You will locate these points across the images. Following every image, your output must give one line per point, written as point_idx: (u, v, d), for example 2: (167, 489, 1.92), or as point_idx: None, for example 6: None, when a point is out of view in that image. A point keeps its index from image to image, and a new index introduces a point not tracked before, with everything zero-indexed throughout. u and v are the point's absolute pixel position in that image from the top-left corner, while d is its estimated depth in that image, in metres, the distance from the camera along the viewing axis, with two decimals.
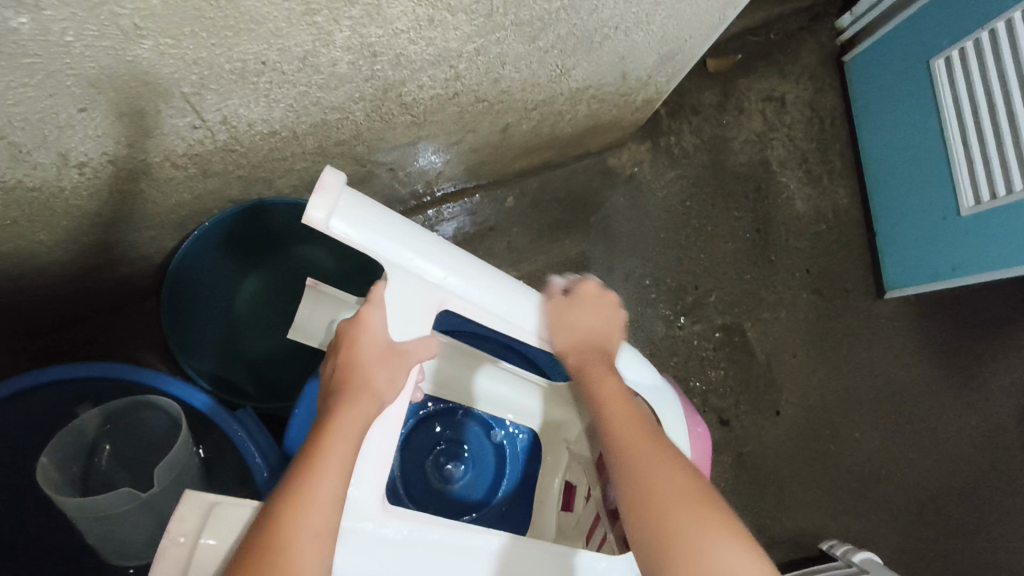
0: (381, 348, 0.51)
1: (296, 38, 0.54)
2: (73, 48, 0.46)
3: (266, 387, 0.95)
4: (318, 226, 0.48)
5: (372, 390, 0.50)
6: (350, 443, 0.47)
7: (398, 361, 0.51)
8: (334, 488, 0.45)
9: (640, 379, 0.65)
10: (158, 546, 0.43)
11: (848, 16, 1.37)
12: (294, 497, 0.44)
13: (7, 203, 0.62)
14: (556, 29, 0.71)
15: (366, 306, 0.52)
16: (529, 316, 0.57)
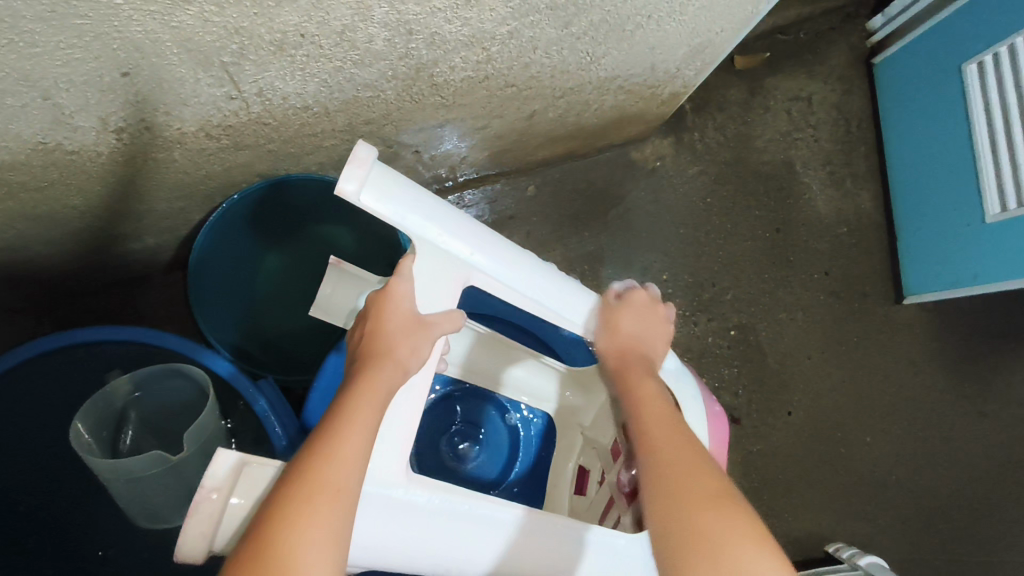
0: (408, 318, 0.52)
1: (335, 11, 0.54)
2: (121, 10, 0.46)
3: (285, 361, 0.97)
4: (350, 198, 0.49)
5: (398, 356, 0.51)
6: (376, 405, 0.48)
7: (424, 333, 0.52)
8: (357, 447, 0.46)
9: (659, 361, 0.66)
10: (193, 502, 0.44)
11: (879, 17, 1.36)
12: (318, 452, 0.45)
13: (46, 165, 0.64)
14: (589, 15, 0.71)
15: (395, 278, 0.54)
16: (549, 295, 0.59)
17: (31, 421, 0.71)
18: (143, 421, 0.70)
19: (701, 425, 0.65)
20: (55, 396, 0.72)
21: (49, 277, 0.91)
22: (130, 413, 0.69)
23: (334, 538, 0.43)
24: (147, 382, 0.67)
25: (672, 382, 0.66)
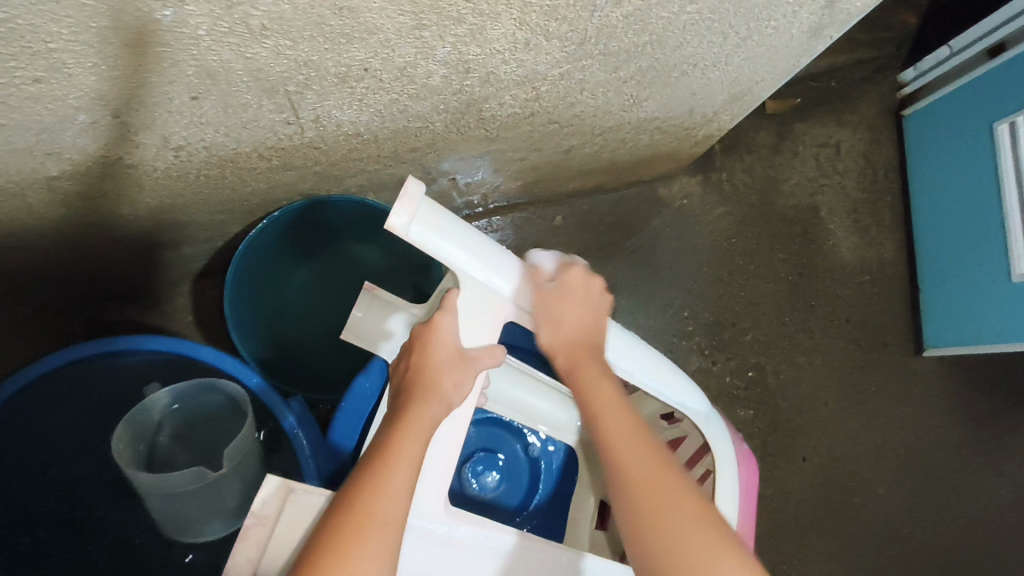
0: (452, 353, 0.54)
1: (400, 49, 0.56)
2: (203, 43, 0.48)
3: (308, 375, 0.98)
4: (399, 232, 0.50)
5: (444, 389, 0.52)
6: (422, 440, 0.50)
7: (467, 367, 0.54)
8: (404, 479, 0.48)
9: (689, 402, 0.66)
10: (243, 525, 0.48)
11: (911, 71, 1.37)
12: (370, 484, 0.47)
13: (102, 176, 0.65)
14: (639, 62, 0.72)
15: (441, 312, 0.54)
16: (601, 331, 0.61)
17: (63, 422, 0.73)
18: (177, 435, 0.71)
19: (732, 467, 0.66)
20: (95, 399, 0.74)
21: (88, 278, 0.93)
22: (164, 426, 0.70)
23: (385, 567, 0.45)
24: (185, 396, 0.68)
25: (702, 425, 0.67)
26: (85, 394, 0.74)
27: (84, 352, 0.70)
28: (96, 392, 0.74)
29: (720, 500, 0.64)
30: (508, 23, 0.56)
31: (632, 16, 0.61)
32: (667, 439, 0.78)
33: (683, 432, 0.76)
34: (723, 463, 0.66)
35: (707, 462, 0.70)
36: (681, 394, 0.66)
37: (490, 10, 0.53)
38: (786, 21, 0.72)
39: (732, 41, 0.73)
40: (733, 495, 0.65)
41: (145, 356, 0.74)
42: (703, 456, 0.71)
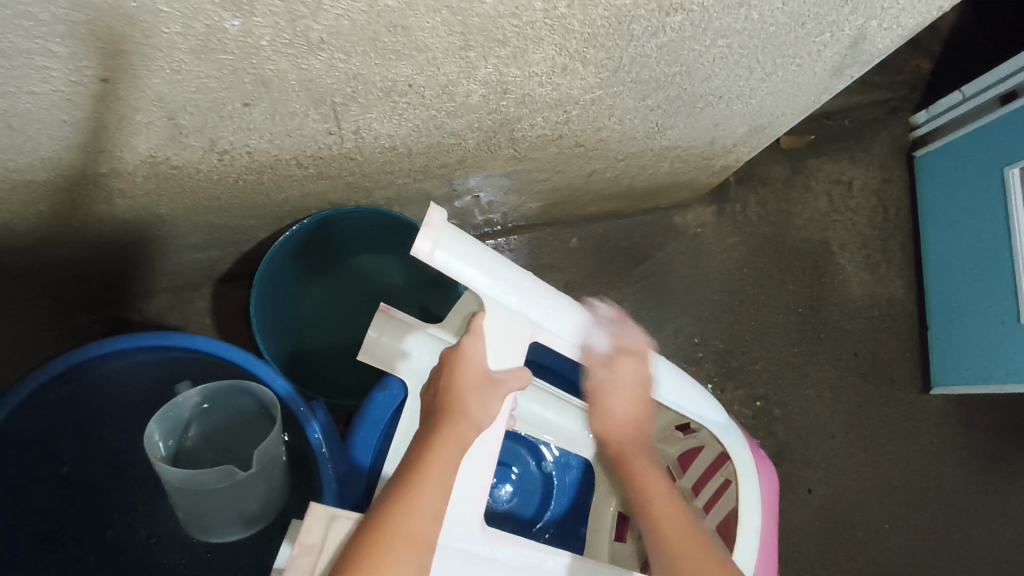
0: (484, 377, 0.56)
1: (445, 68, 0.58)
2: (263, 51, 0.50)
3: (316, 377, 1.00)
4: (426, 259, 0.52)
5: (476, 414, 0.54)
6: (451, 463, 0.52)
7: (493, 390, 0.56)
8: (431, 506, 0.50)
9: (706, 413, 0.68)
10: (290, 555, 0.48)
11: (923, 113, 1.40)
12: (402, 506, 0.49)
13: (147, 176, 0.67)
14: (667, 91, 0.75)
15: (471, 335, 0.57)
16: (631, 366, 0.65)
17: (89, 414, 0.75)
18: (202, 435, 0.73)
19: (753, 478, 0.66)
20: (121, 396, 0.76)
21: (117, 275, 0.95)
22: (191, 426, 0.71)
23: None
24: (214, 396, 0.69)
25: (721, 435, 0.68)
26: (65, 408, 0.72)
27: (52, 373, 0.67)
28: (78, 401, 0.73)
29: (745, 508, 0.65)
30: (549, 48, 0.59)
31: (666, 46, 0.64)
32: (684, 450, 0.79)
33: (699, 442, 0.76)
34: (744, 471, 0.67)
35: (727, 472, 0.71)
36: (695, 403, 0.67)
37: (534, 35, 0.56)
38: (811, 58, 0.74)
39: (757, 75, 0.76)
40: (756, 504, 0.65)
41: (112, 360, 0.72)
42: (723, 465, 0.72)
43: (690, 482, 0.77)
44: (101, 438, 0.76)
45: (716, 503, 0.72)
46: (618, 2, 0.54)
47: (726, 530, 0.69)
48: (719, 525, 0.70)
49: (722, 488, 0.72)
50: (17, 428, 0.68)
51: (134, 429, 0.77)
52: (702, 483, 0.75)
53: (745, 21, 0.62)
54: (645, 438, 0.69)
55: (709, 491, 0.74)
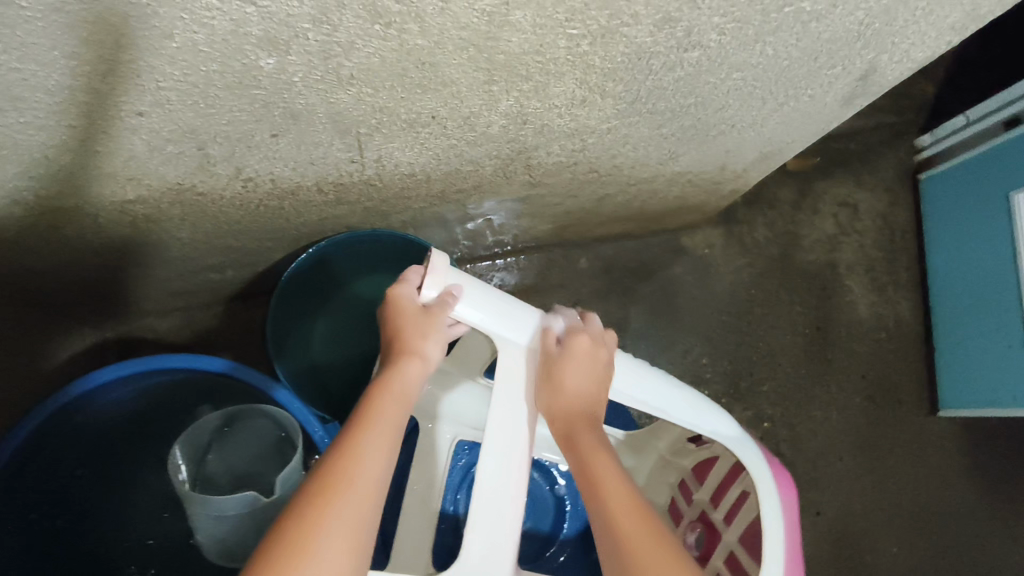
0: (414, 309, 0.57)
1: (469, 101, 0.60)
2: (295, 86, 0.52)
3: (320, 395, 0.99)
4: (436, 305, 0.56)
5: (419, 349, 0.58)
6: (392, 421, 0.54)
7: (424, 320, 0.56)
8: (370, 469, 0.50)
9: (717, 425, 0.65)
10: None
11: (928, 136, 1.41)
12: (333, 466, 0.50)
13: (172, 203, 0.69)
14: (681, 121, 0.76)
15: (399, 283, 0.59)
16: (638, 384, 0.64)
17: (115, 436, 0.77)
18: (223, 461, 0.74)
19: (772, 488, 0.62)
20: (136, 424, 0.78)
21: (135, 295, 0.96)
22: (211, 451, 0.73)
23: (349, 544, 0.46)
24: (234, 419, 0.72)
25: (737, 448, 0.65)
26: (90, 430, 0.75)
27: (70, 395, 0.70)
28: (88, 432, 0.75)
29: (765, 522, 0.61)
30: (570, 82, 0.60)
31: (683, 79, 0.65)
32: (699, 461, 0.76)
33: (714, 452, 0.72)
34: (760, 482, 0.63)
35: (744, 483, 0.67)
36: (697, 416, 0.65)
37: (556, 70, 0.57)
38: (823, 89, 0.76)
39: (769, 105, 0.77)
40: (777, 515, 0.61)
41: (105, 393, 0.73)
42: (739, 476, 0.68)
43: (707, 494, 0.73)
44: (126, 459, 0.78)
45: (735, 517, 0.68)
46: (639, 40, 0.55)
47: (748, 544, 0.65)
48: (740, 540, 0.66)
49: (741, 502, 0.68)
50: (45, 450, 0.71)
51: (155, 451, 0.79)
52: (720, 495, 0.71)
53: (760, 55, 0.63)
54: (592, 416, 0.61)
55: (727, 503, 0.70)
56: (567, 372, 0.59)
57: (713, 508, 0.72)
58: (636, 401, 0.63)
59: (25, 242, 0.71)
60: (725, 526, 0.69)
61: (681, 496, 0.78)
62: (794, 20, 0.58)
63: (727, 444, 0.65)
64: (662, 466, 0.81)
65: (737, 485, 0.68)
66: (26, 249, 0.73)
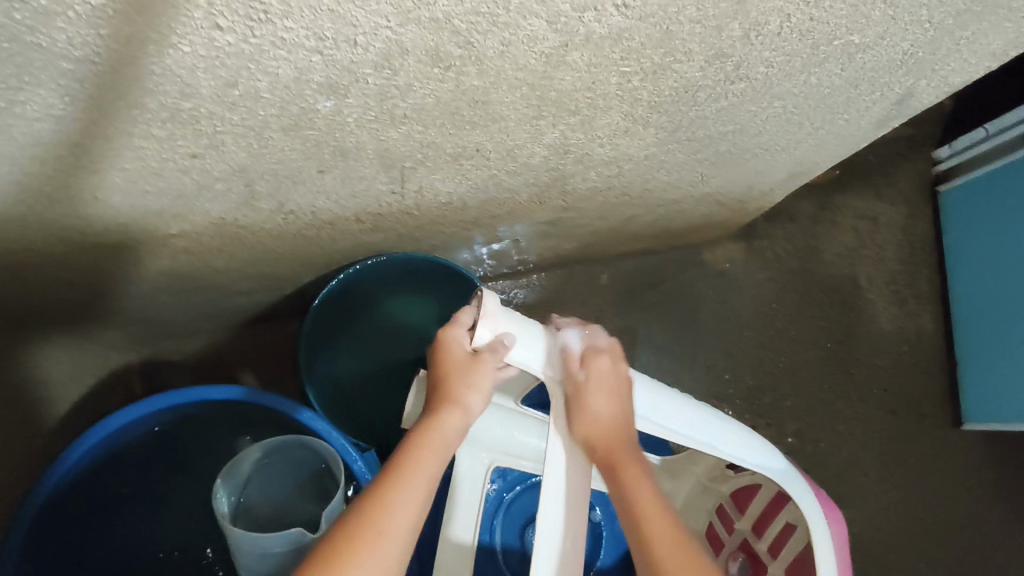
0: (462, 358, 0.59)
1: (515, 135, 0.60)
2: (348, 126, 0.52)
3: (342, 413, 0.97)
4: (487, 351, 0.58)
5: (461, 399, 0.59)
6: (434, 458, 0.55)
7: (474, 366, 0.58)
8: (405, 508, 0.50)
9: (765, 461, 0.66)
10: None
11: (946, 148, 1.40)
12: (374, 500, 0.50)
13: (213, 236, 0.69)
14: (717, 146, 0.76)
15: (450, 324, 0.61)
16: (682, 423, 0.64)
17: (157, 461, 0.78)
18: (261, 491, 0.74)
19: (822, 522, 0.64)
20: (161, 450, 0.78)
21: (165, 321, 0.96)
22: (251, 481, 0.72)
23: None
24: (274, 450, 0.72)
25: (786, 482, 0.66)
26: (135, 456, 0.76)
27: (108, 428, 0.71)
28: (132, 458, 0.76)
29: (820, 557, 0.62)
30: (616, 115, 0.60)
31: (725, 109, 0.65)
32: (738, 488, 0.76)
33: (756, 480, 0.72)
34: (810, 515, 0.64)
35: (790, 514, 0.68)
36: (744, 451, 0.66)
37: (603, 104, 0.57)
38: (859, 114, 0.75)
39: (805, 129, 0.77)
40: (829, 550, 0.62)
41: (142, 423, 0.74)
42: (784, 507, 0.69)
43: (749, 524, 0.73)
44: (167, 484, 0.78)
45: (782, 549, 0.69)
46: (689, 74, 0.55)
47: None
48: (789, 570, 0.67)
49: (787, 533, 0.68)
50: (90, 479, 0.72)
51: (193, 477, 0.80)
52: (763, 525, 0.71)
53: (804, 84, 0.63)
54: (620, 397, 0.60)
55: (772, 534, 0.70)
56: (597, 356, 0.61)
57: (756, 539, 0.72)
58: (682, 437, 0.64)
59: (64, 276, 0.71)
60: (772, 558, 0.70)
61: (721, 523, 0.78)
62: (842, 52, 0.58)
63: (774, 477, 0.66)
64: (701, 492, 0.80)
65: (781, 516, 0.69)
66: (63, 282, 0.73)
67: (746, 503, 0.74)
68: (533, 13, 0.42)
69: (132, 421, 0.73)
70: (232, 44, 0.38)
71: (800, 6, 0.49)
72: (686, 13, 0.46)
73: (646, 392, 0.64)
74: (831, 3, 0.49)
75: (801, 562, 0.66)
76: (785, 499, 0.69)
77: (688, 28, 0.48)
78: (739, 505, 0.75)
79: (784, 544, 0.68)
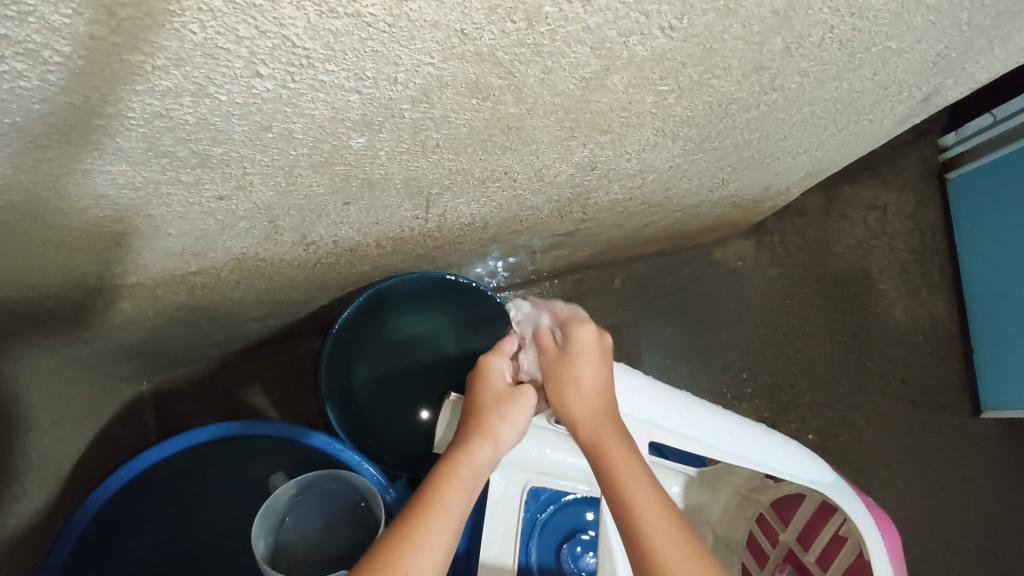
0: (502, 389, 0.61)
1: (544, 156, 0.58)
2: (379, 160, 0.50)
3: (359, 434, 0.94)
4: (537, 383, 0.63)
5: (494, 431, 0.56)
6: (468, 485, 0.51)
7: (515, 401, 0.59)
8: (442, 539, 0.46)
9: (813, 476, 0.67)
10: None
11: (953, 135, 1.37)
12: (409, 529, 0.46)
13: (232, 269, 0.66)
14: (741, 154, 0.75)
15: (494, 353, 0.65)
16: (729, 439, 0.66)
17: (186, 490, 0.76)
18: (297, 526, 0.73)
19: (872, 530, 0.64)
20: (181, 483, 0.76)
21: (173, 353, 0.93)
22: (286, 517, 0.72)
23: None
24: (310, 485, 0.71)
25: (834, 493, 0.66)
26: (164, 489, 0.75)
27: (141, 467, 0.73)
28: (161, 492, 0.75)
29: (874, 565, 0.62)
30: (647, 131, 0.58)
31: (755, 119, 0.63)
32: (780, 498, 0.74)
33: (799, 491, 0.71)
34: (860, 523, 0.64)
35: (836, 522, 0.68)
36: (790, 465, 0.67)
37: (636, 122, 0.56)
38: (883, 113, 0.74)
39: (829, 131, 0.75)
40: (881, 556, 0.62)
41: (173, 463, 0.75)
42: (829, 517, 0.69)
43: (793, 536, 0.71)
44: (193, 508, 0.76)
45: (832, 562, 0.67)
46: (725, 89, 0.54)
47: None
48: None
49: (837, 545, 0.67)
50: (117, 518, 0.72)
51: (218, 503, 0.77)
52: (808, 536, 0.70)
53: (836, 90, 0.62)
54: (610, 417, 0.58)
55: (820, 544, 0.69)
56: (576, 371, 0.61)
57: (803, 550, 0.70)
58: (733, 456, 0.65)
59: (64, 317, 0.67)
60: (822, 571, 0.68)
61: (764, 534, 0.75)
62: (877, 57, 0.58)
63: (821, 491, 0.66)
64: (740, 502, 0.78)
65: (827, 528, 0.68)
66: (70, 322, 0.70)
67: (790, 512, 0.72)
68: (578, 41, 0.40)
69: (168, 462, 0.75)
70: (270, 90, 0.36)
71: (844, 17, 0.48)
72: (731, 31, 0.45)
73: (695, 415, 0.66)
74: (874, 13, 0.49)
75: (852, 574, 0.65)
76: (827, 510, 0.69)
77: (731, 44, 0.47)
78: (781, 515, 0.73)
79: (831, 554, 0.68)
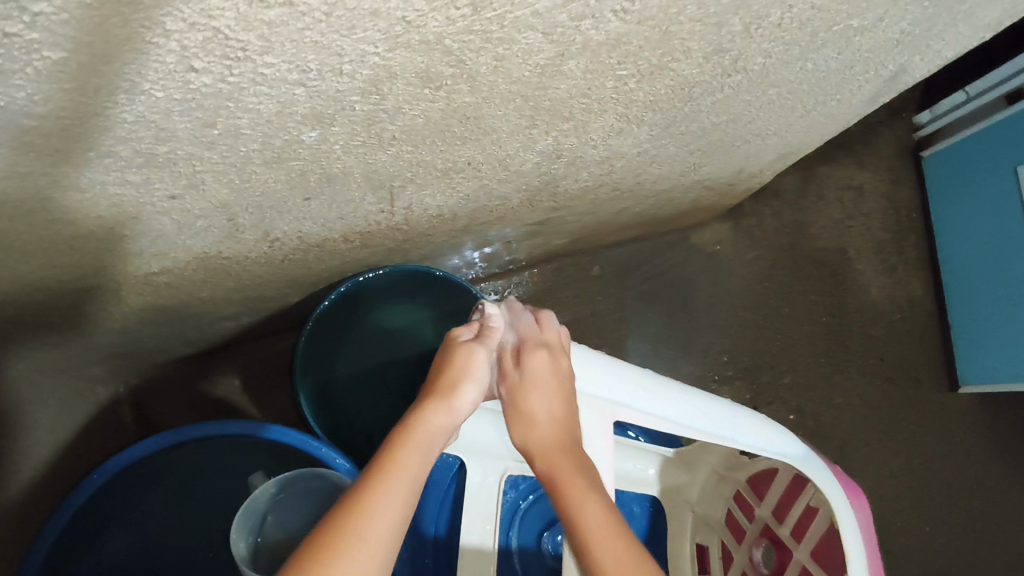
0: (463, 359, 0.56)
1: (506, 145, 0.57)
2: (335, 154, 0.49)
3: (338, 428, 0.93)
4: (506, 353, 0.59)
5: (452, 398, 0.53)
6: (423, 455, 0.49)
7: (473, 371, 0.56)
8: (394, 509, 0.44)
9: (784, 449, 0.67)
10: None
11: (926, 113, 1.37)
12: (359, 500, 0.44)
13: (196, 268, 0.65)
14: (709, 137, 0.74)
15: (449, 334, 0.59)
16: (701, 418, 0.65)
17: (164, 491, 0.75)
18: (279, 525, 0.73)
19: (843, 503, 0.64)
20: (157, 483, 0.75)
21: (143, 355, 0.91)
22: (267, 517, 0.72)
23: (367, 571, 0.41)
24: (288, 484, 0.72)
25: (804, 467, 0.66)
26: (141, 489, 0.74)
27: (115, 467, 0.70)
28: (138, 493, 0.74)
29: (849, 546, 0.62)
30: (610, 117, 0.58)
31: (721, 101, 0.63)
32: (756, 474, 0.74)
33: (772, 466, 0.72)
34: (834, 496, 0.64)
35: (808, 497, 0.68)
36: (762, 442, 0.67)
37: (598, 108, 0.55)
38: (851, 93, 0.74)
39: (798, 112, 0.75)
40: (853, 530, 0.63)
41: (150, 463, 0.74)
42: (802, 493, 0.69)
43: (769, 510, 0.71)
44: (172, 509, 0.75)
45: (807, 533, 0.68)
46: (686, 72, 0.54)
47: (824, 562, 0.66)
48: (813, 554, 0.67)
49: (810, 517, 0.68)
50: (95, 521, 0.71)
51: (196, 503, 0.76)
52: (784, 510, 0.70)
53: (801, 70, 0.62)
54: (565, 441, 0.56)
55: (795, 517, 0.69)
56: (526, 400, 0.56)
57: (779, 523, 0.70)
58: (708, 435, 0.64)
59: (22, 322, 0.66)
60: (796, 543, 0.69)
61: (741, 510, 0.75)
62: (840, 36, 0.57)
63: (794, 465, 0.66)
64: (717, 480, 0.79)
65: (800, 500, 0.69)
66: (27, 327, 0.68)
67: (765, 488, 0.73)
68: (530, 26, 0.40)
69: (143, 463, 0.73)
70: (208, 85, 0.35)
71: None
72: (686, 13, 0.44)
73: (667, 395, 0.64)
74: None
75: (824, 548, 0.66)
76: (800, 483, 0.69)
77: (688, 27, 0.46)
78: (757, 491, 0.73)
79: (805, 529, 0.68)
